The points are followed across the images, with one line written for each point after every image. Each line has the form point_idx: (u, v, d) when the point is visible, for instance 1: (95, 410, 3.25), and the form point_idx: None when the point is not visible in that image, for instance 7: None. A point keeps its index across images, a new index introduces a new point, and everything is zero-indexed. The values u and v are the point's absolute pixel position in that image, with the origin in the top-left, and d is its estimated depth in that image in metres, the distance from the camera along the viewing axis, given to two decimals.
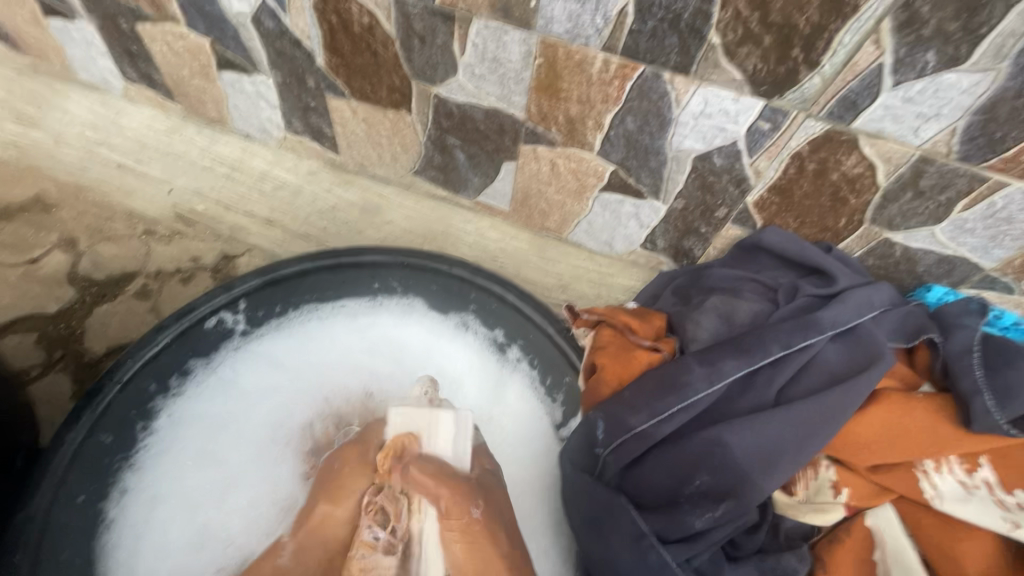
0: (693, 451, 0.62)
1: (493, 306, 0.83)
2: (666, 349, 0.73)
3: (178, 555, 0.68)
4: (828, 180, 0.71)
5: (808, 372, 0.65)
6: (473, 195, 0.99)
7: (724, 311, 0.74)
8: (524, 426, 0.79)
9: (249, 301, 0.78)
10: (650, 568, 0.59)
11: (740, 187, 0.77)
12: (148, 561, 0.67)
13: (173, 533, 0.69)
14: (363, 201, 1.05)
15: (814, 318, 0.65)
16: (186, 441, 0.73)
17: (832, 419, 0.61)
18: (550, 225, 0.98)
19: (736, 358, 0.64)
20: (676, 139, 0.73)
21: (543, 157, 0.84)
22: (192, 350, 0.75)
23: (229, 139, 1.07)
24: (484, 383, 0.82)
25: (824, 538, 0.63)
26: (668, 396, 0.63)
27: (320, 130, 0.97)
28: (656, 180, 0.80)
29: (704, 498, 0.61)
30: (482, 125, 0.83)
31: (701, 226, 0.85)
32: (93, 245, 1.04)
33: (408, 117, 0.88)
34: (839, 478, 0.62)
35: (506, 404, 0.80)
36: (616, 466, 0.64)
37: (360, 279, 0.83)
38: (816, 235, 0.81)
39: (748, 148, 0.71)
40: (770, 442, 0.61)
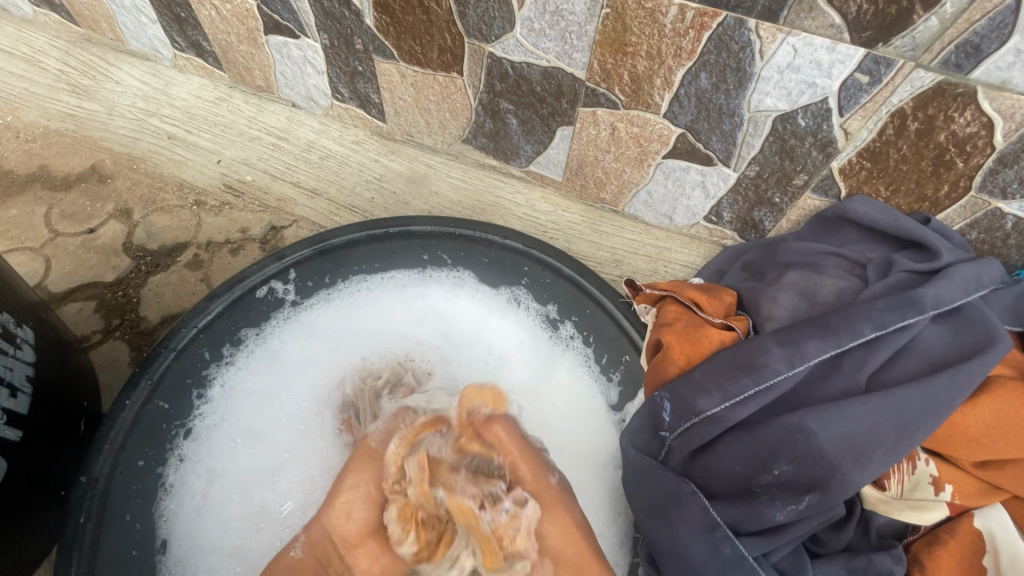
0: (770, 437, 0.57)
1: (546, 280, 0.78)
2: (739, 328, 0.67)
3: (237, 529, 0.68)
4: (933, 141, 0.64)
5: (905, 355, 0.58)
6: (523, 164, 0.93)
7: (804, 288, 0.69)
8: (571, 407, 0.75)
9: (298, 271, 0.77)
10: (723, 562, 0.54)
11: (825, 151, 0.70)
12: (206, 533, 0.67)
13: (230, 507, 0.69)
14: (409, 171, 1.01)
15: (914, 296, 0.58)
16: (237, 412, 0.73)
17: (939, 409, 0.54)
18: (605, 196, 0.92)
19: (821, 338, 0.58)
20: (756, 98, 0.66)
21: (603, 120, 0.78)
22: (244, 320, 0.74)
23: (277, 108, 1.02)
24: (534, 360, 0.78)
25: (921, 539, 0.56)
26: (744, 377, 0.58)
27: (367, 97, 0.94)
28: (728, 145, 0.73)
29: (784, 489, 0.56)
30: (538, 87, 0.78)
31: (774, 196, 0.78)
32: (146, 215, 1.06)
33: (459, 80, 0.83)
34: (941, 473, 0.56)
35: (557, 384, 0.77)
36: (682, 451, 0.59)
37: (409, 251, 0.80)
38: (910, 204, 0.73)
39: (840, 106, 0.64)
40: (861, 431, 0.55)
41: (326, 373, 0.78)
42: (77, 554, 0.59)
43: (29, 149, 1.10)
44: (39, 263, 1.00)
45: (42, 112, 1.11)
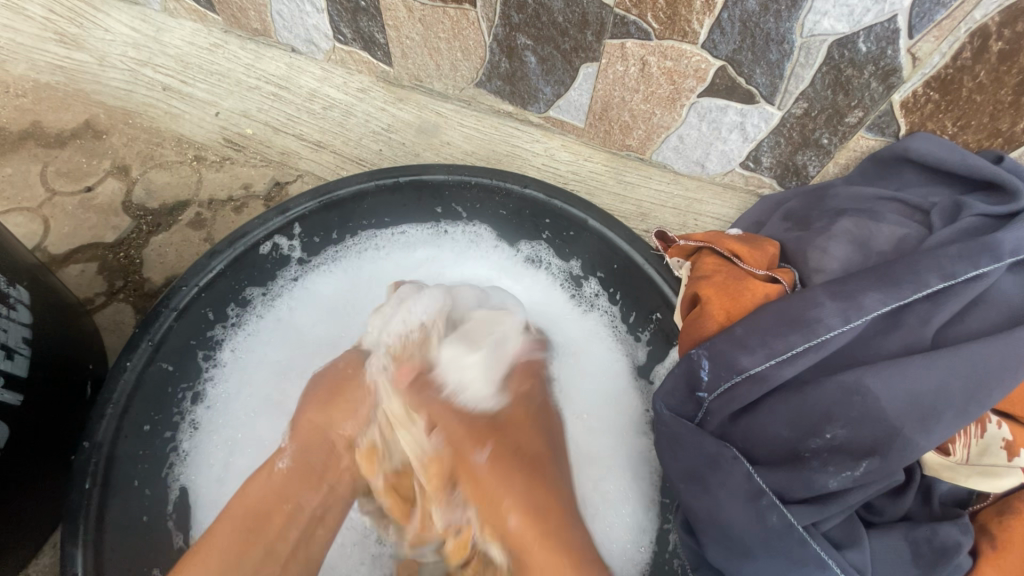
0: (824, 398, 0.52)
1: (570, 234, 0.73)
2: (785, 281, 0.61)
3: None
4: (1017, 65, 0.56)
5: (979, 307, 0.52)
6: (542, 108, 0.86)
7: (858, 237, 0.62)
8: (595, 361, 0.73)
9: (304, 226, 0.71)
10: (771, 532, 0.50)
11: (887, 82, 0.61)
12: None
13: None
14: (419, 120, 0.94)
15: (995, 239, 0.51)
16: (250, 381, 0.71)
17: (1015, 365, 0.49)
18: (631, 142, 0.85)
19: (882, 290, 0.52)
20: (811, 20, 0.58)
21: (633, 54, 0.70)
22: (248, 278, 0.70)
23: (274, 53, 0.95)
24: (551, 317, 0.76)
25: (990, 507, 0.52)
26: (794, 333, 0.52)
27: (371, 38, 0.86)
28: (773, 78, 0.65)
29: (837, 455, 0.51)
30: (560, 17, 0.70)
31: (823, 136, 0.70)
32: (145, 172, 1.01)
33: (471, 12, 0.75)
34: (1014, 437, 0.51)
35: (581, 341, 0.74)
36: (723, 413, 0.55)
37: (422, 203, 0.75)
38: (978, 141, 0.65)
39: (910, 25, 0.56)
40: (927, 393, 0.49)
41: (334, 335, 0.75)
42: (84, 519, 0.56)
43: (20, 104, 1.02)
44: (37, 224, 0.96)
45: (32, 65, 1.03)
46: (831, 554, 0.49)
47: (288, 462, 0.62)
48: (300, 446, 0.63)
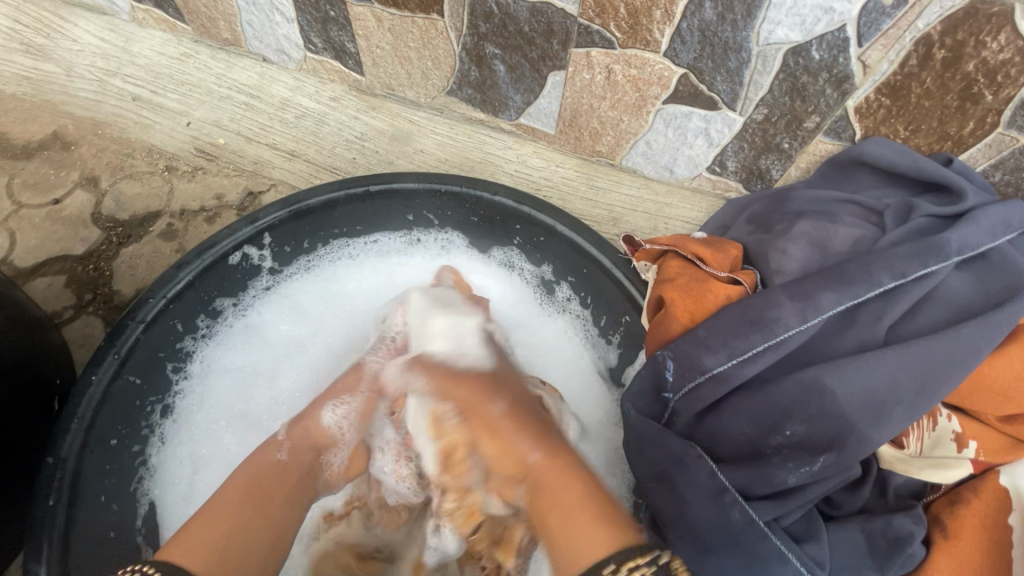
0: (783, 396, 0.53)
1: (540, 240, 0.74)
2: (747, 282, 0.62)
3: None
4: (960, 71, 0.58)
5: (927, 305, 0.54)
6: (513, 116, 0.87)
7: (816, 239, 0.63)
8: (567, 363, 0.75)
9: (274, 235, 0.71)
10: (734, 528, 0.50)
11: (840, 88, 0.64)
12: None
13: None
14: (392, 128, 0.95)
15: (942, 240, 0.53)
16: (221, 393, 0.71)
17: (965, 360, 0.50)
18: (601, 148, 0.86)
19: (837, 290, 0.53)
20: (766, 29, 0.60)
21: (598, 62, 0.72)
22: (218, 289, 0.70)
23: (246, 63, 0.98)
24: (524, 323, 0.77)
25: (942, 498, 0.52)
26: (752, 333, 0.54)
27: (342, 47, 0.87)
28: (733, 85, 0.67)
29: (797, 451, 0.52)
30: (526, 26, 0.71)
31: (783, 141, 0.73)
32: (114, 183, 0.99)
33: (440, 22, 0.76)
34: (964, 429, 0.51)
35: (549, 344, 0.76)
36: (688, 413, 0.56)
37: (393, 210, 0.75)
38: (930, 144, 0.67)
39: (859, 34, 0.58)
40: (880, 389, 0.51)
41: (307, 346, 0.76)
42: (49, 539, 0.54)
43: None
44: (4, 237, 0.94)
45: None
46: (790, 547, 0.50)
47: (288, 453, 0.60)
48: (302, 441, 0.61)
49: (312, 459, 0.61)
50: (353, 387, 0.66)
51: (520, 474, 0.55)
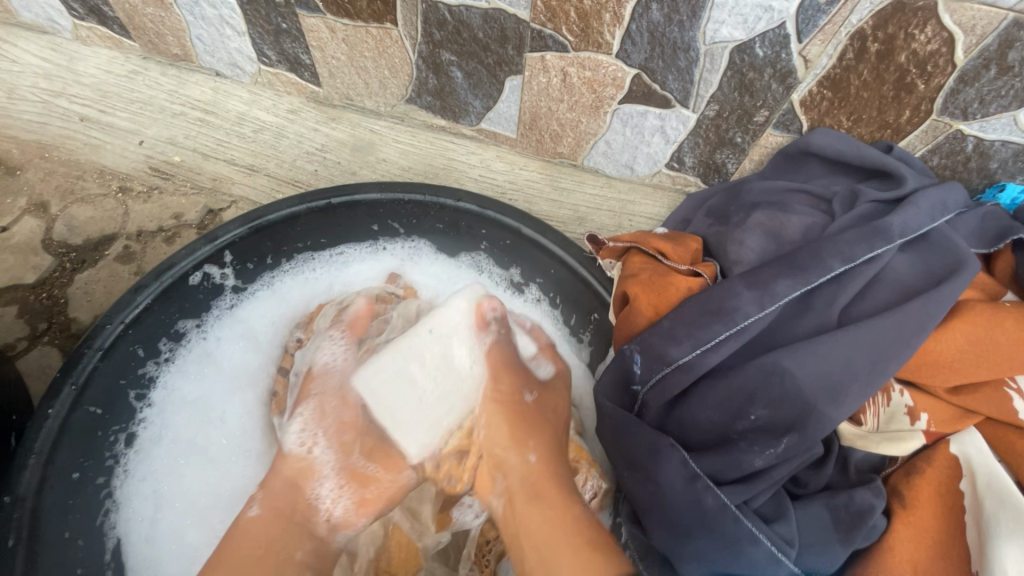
0: (746, 382, 0.55)
1: (506, 243, 0.74)
2: (707, 274, 0.62)
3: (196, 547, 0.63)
4: (894, 63, 0.61)
5: (876, 286, 0.56)
6: (474, 121, 0.88)
7: (771, 228, 0.65)
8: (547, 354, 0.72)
9: (235, 253, 0.70)
10: (706, 513, 0.52)
11: (785, 83, 0.66)
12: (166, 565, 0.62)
13: (190, 537, 0.64)
14: (353, 139, 0.93)
15: (883, 224, 0.56)
16: (180, 422, 0.68)
17: (911, 337, 0.52)
18: (563, 150, 0.88)
19: (791, 277, 0.55)
20: (712, 28, 0.62)
21: (553, 66, 0.73)
22: (180, 310, 0.68)
23: (199, 78, 0.96)
24: None
25: (899, 469, 0.54)
26: (714, 322, 0.55)
27: (297, 59, 0.87)
28: (685, 84, 0.69)
29: (762, 434, 0.54)
30: (480, 33, 0.72)
31: (736, 136, 0.75)
32: (65, 208, 0.94)
33: (394, 31, 0.76)
34: (916, 402, 0.54)
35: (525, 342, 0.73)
36: (657, 405, 0.58)
37: (358, 221, 0.75)
38: (872, 133, 0.70)
39: (798, 31, 0.60)
40: (835, 369, 0.53)
41: (269, 369, 0.73)
42: None
43: None
44: None
45: None
46: (761, 528, 0.51)
47: (259, 508, 0.59)
48: (271, 493, 0.60)
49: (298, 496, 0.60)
50: (305, 397, 0.67)
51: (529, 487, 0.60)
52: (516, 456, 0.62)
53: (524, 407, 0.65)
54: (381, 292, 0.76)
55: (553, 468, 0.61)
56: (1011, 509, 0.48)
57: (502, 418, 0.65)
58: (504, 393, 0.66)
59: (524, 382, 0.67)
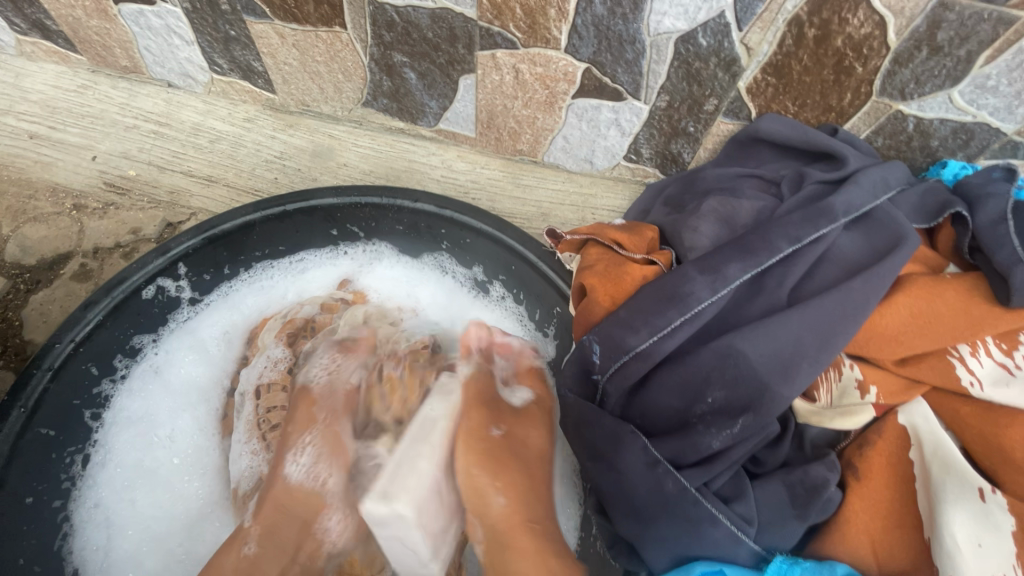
0: (702, 365, 0.55)
1: (466, 241, 0.74)
2: (662, 261, 0.63)
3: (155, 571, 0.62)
4: (831, 47, 0.62)
5: (824, 265, 0.57)
6: (432, 122, 0.88)
7: (723, 215, 0.66)
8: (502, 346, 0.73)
9: (189, 264, 0.69)
10: (667, 496, 0.52)
11: (730, 71, 0.67)
12: None
13: (149, 563, 0.62)
14: (312, 144, 0.93)
15: (827, 204, 0.57)
16: (135, 440, 0.66)
17: (857, 313, 0.53)
18: (522, 147, 0.88)
19: (742, 260, 0.56)
20: (654, 20, 0.63)
21: (504, 63, 0.73)
22: (134, 326, 0.67)
23: (150, 90, 0.96)
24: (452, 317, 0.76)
25: (853, 444, 0.56)
26: (669, 309, 0.56)
27: (249, 67, 0.86)
28: (634, 76, 0.70)
29: (719, 416, 0.55)
30: (429, 32, 0.72)
31: (688, 125, 0.76)
32: (17, 228, 0.91)
33: (343, 34, 0.76)
34: (866, 376, 0.55)
35: None
36: (618, 393, 0.58)
37: (315, 226, 0.74)
38: (817, 117, 0.72)
39: (737, 20, 0.61)
40: (786, 347, 0.54)
41: (222, 384, 0.71)
42: None
43: None
44: None
45: None
46: (720, 509, 0.51)
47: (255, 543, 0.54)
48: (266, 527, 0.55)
49: (291, 530, 0.55)
50: (309, 424, 0.60)
51: (501, 526, 0.53)
52: (487, 499, 0.54)
53: (489, 444, 0.56)
54: (327, 300, 0.75)
55: (521, 509, 0.54)
56: (958, 475, 0.49)
57: (461, 458, 0.55)
58: (465, 428, 0.57)
59: (489, 415, 0.58)
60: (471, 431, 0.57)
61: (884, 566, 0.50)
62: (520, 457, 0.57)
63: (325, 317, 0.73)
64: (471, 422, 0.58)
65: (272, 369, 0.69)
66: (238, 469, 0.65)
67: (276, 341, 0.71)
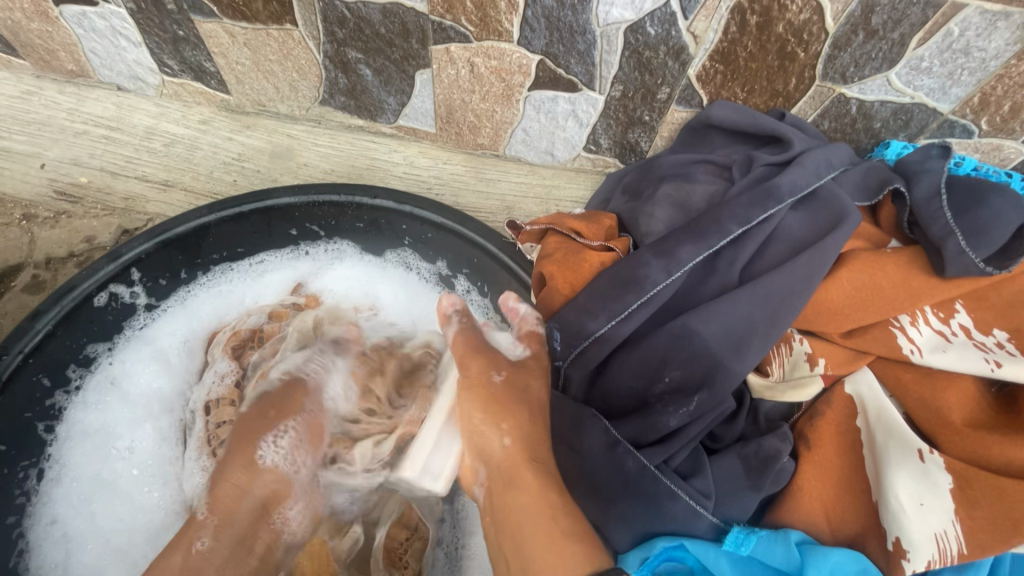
0: (658, 346, 0.57)
1: (428, 235, 0.75)
2: (619, 248, 0.64)
3: None
4: (773, 34, 0.64)
5: (771, 244, 0.59)
6: (391, 119, 0.88)
7: (678, 199, 0.68)
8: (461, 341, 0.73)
9: (143, 269, 0.68)
10: (628, 475, 0.54)
11: (680, 59, 0.69)
12: None
13: None
14: (271, 145, 0.91)
15: (773, 185, 0.59)
16: (88, 456, 0.64)
17: (802, 289, 0.55)
18: (483, 141, 0.88)
19: (694, 242, 0.58)
20: (603, 10, 0.64)
21: (459, 57, 0.73)
22: (88, 334, 0.66)
23: (99, 94, 0.92)
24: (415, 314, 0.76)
25: (804, 417, 0.58)
26: (626, 294, 0.57)
27: (201, 67, 0.85)
28: (587, 66, 0.71)
29: (676, 395, 0.56)
30: (381, 28, 0.72)
31: (643, 114, 0.78)
32: None
33: (295, 32, 0.75)
34: (814, 349, 0.57)
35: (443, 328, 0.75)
36: (579, 378, 0.60)
37: (274, 226, 0.74)
38: (765, 102, 0.74)
39: (682, 8, 0.62)
40: (736, 324, 0.55)
41: (185, 395, 0.69)
42: None
43: None
44: None
45: None
46: (679, 485, 0.53)
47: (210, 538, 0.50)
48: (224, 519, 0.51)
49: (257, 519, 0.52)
50: (293, 412, 0.57)
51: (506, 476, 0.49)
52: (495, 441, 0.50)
53: (493, 389, 0.52)
54: (277, 308, 0.73)
55: (532, 449, 0.51)
56: (898, 438, 0.52)
57: (473, 406, 0.51)
58: (471, 373, 0.53)
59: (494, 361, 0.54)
60: (476, 383, 0.53)
61: (836, 530, 0.53)
62: (527, 404, 0.53)
63: (273, 326, 0.71)
64: (470, 367, 0.53)
65: (219, 384, 0.67)
66: (187, 486, 0.63)
67: (222, 354, 0.69)
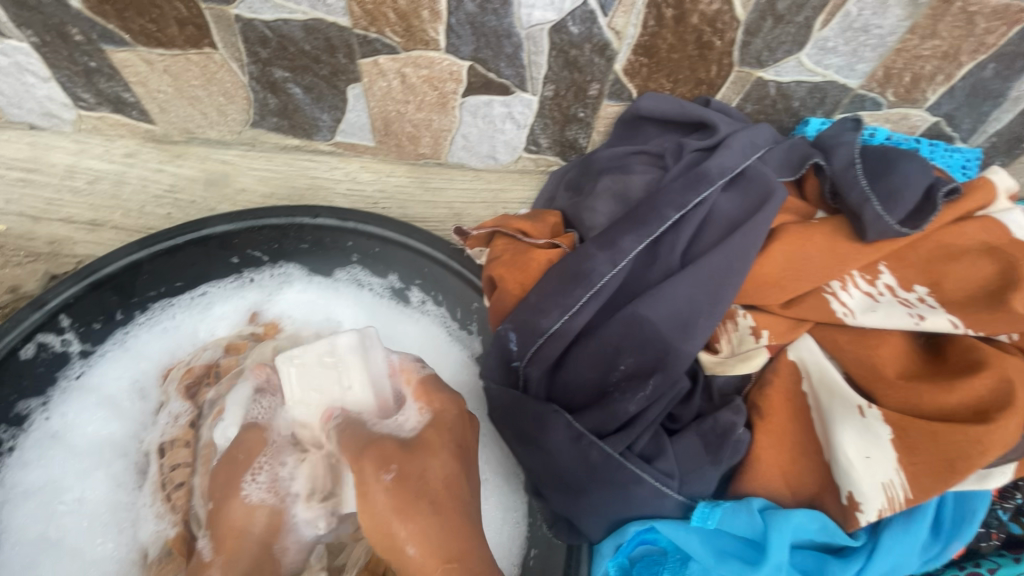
0: (610, 336, 0.58)
1: (376, 250, 0.74)
2: (565, 243, 0.66)
3: None
4: (689, 25, 0.66)
5: (708, 226, 0.61)
6: (328, 136, 0.86)
7: (617, 191, 0.70)
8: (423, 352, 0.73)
9: (74, 315, 0.64)
10: (593, 465, 0.55)
11: (605, 55, 0.70)
12: None
13: None
14: (205, 173, 0.88)
15: (703, 169, 0.61)
16: (33, 516, 0.61)
17: (740, 266, 0.57)
18: (424, 150, 0.88)
19: (634, 231, 0.59)
20: (525, 12, 0.65)
21: (389, 69, 0.73)
22: (17, 391, 0.62)
23: (10, 135, 0.86)
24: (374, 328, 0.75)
25: (754, 388, 0.60)
26: (575, 288, 0.58)
27: (119, 99, 0.81)
28: (517, 69, 0.72)
29: (632, 382, 0.58)
30: (306, 45, 0.71)
31: (578, 111, 0.79)
32: None
33: (216, 55, 0.73)
34: (758, 322, 0.60)
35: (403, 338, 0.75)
36: (538, 376, 0.60)
37: (213, 256, 0.71)
38: (691, 90, 0.77)
39: (601, 6, 0.64)
40: (682, 307, 0.57)
41: (139, 437, 0.67)
42: None
43: None
44: None
45: None
46: (644, 469, 0.54)
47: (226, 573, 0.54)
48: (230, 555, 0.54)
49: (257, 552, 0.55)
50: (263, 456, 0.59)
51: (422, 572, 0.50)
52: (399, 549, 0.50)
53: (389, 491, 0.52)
54: (234, 340, 0.72)
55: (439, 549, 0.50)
56: (840, 398, 0.55)
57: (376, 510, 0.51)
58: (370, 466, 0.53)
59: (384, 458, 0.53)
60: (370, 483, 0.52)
61: (795, 491, 0.56)
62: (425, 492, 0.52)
63: (230, 360, 0.71)
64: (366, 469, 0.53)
65: (173, 426, 0.67)
66: (144, 532, 0.63)
67: (175, 395, 0.68)
